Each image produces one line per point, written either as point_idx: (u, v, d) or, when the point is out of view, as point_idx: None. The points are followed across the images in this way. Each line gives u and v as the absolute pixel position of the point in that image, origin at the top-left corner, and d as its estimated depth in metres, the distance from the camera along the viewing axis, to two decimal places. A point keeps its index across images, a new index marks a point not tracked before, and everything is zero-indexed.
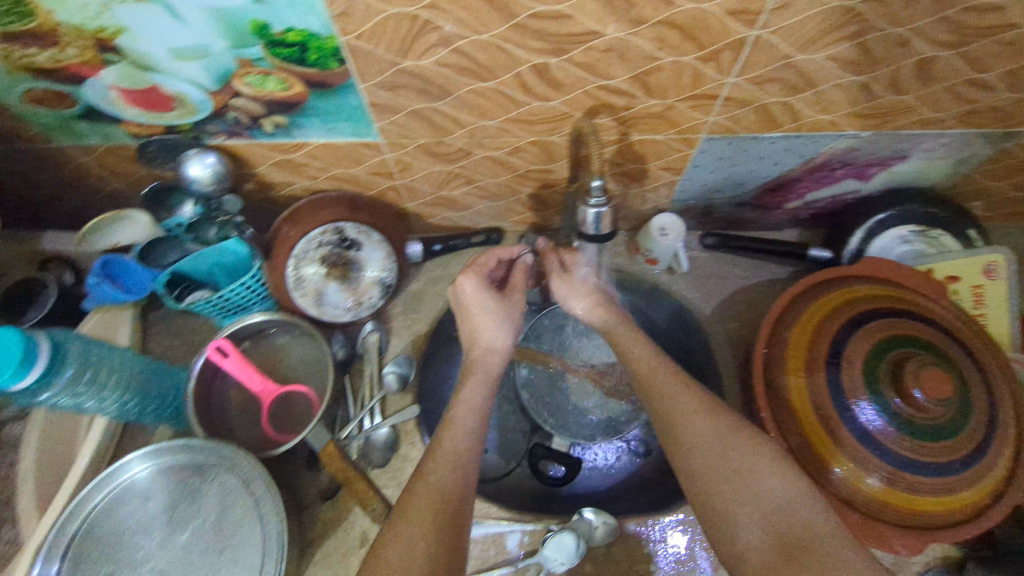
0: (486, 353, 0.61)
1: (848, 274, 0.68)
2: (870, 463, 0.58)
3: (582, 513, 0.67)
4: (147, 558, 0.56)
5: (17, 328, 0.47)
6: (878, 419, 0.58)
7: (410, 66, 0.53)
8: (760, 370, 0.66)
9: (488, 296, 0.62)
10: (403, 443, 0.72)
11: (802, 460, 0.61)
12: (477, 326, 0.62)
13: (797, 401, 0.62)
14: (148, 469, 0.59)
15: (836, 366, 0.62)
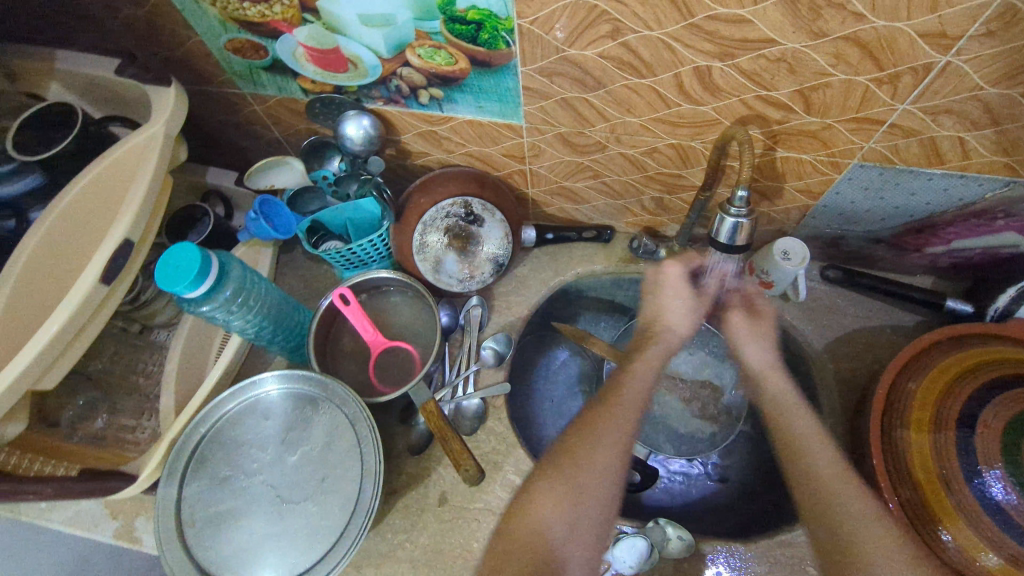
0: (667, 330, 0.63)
1: (991, 333, 0.63)
2: (993, 538, 0.52)
3: (659, 523, 0.67)
4: (260, 470, 0.62)
5: (196, 245, 0.54)
6: (1011, 494, 0.53)
7: (573, 55, 0.55)
8: (879, 417, 0.63)
9: (686, 287, 0.65)
10: (489, 417, 0.74)
11: (911, 516, 0.57)
12: (664, 303, 0.65)
13: (915, 453, 0.58)
14: (273, 390, 0.65)
15: (970, 429, 0.57)
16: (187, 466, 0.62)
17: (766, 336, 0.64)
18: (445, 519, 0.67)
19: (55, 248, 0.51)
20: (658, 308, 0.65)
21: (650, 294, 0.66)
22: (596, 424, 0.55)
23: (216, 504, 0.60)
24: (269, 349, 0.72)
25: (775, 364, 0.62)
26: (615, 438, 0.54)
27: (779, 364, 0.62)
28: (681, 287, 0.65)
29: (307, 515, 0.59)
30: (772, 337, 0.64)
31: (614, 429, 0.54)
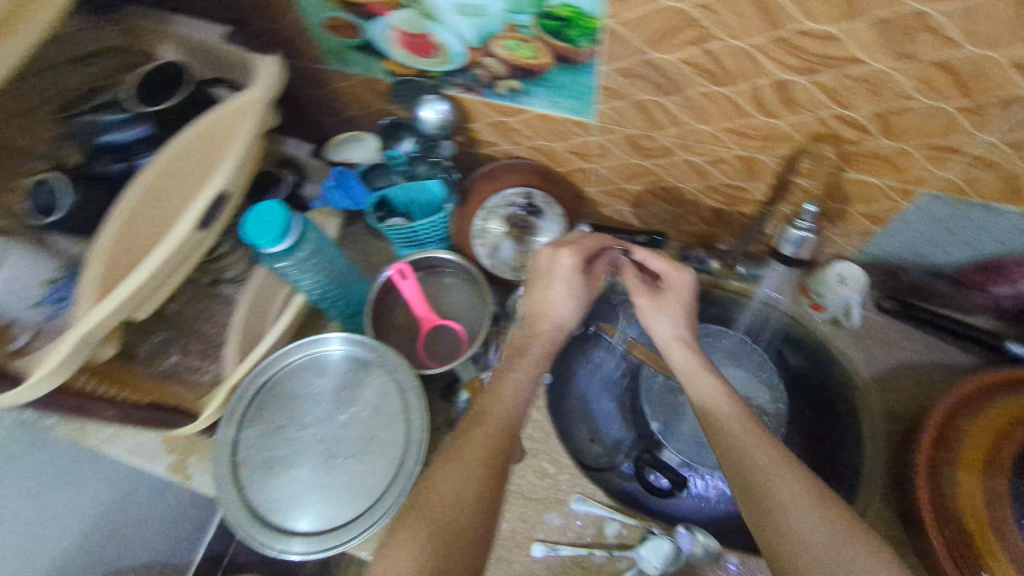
0: (555, 324, 0.66)
1: None
2: None
3: (689, 529, 0.67)
4: (312, 424, 0.66)
5: (284, 206, 0.58)
6: None
7: (654, 58, 0.56)
8: (927, 451, 0.61)
9: (578, 276, 0.67)
10: (528, 403, 0.77)
11: (957, 557, 0.55)
12: (552, 295, 0.66)
13: (964, 497, 0.57)
14: (331, 351, 0.70)
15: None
16: (247, 411, 0.67)
17: (671, 304, 0.67)
18: None
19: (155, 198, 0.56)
20: (545, 298, 0.67)
21: (539, 287, 0.67)
22: (463, 457, 0.53)
23: (272, 449, 0.65)
24: (327, 308, 0.76)
25: (683, 336, 0.65)
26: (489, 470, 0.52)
27: (684, 337, 0.65)
28: (574, 278, 0.66)
29: (350, 472, 0.63)
30: (678, 310, 0.67)
31: (481, 454, 0.53)
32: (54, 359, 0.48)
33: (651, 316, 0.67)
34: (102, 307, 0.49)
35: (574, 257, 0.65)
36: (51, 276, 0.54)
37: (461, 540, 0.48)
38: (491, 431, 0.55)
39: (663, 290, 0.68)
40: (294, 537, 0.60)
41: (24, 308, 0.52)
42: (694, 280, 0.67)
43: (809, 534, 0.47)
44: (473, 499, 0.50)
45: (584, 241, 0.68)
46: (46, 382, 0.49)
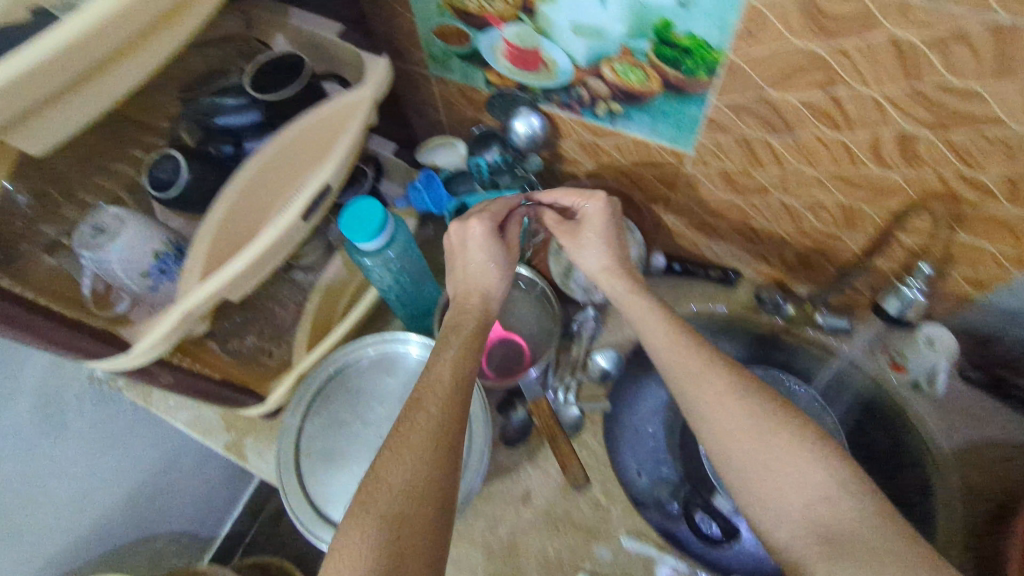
0: (483, 296, 0.64)
1: None
2: None
3: None
4: (374, 422, 0.67)
5: (382, 207, 0.60)
6: None
7: (773, 96, 0.55)
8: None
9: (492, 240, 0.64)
10: (584, 429, 0.76)
11: None
12: (470, 267, 0.64)
13: None
14: (400, 352, 0.71)
15: None
16: (313, 400, 0.68)
17: (592, 238, 0.67)
18: (528, 516, 0.70)
19: (260, 181, 0.57)
20: (472, 268, 0.64)
21: (461, 260, 0.66)
22: (408, 443, 0.50)
23: (333, 441, 0.66)
24: (395, 306, 0.76)
25: (609, 266, 0.67)
26: (444, 452, 0.50)
27: (608, 265, 0.67)
28: (491, 245, 0.64)
29: None
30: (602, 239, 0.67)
31: (428, 437, 0.51)
32: (156, 333, 0.50)
33: (576, 255, 0.69)
34: (205, 287, 0.51)
35: (479, 224, 0.63)
36: (160, 248, 0.57)
37: (416, 522, 0.47)
38: (435, 409, 0.53)
39: (580, 224, 0.68)
40: None
41: (131, 277, 0.56)
42: (606, 206, 0.67)
43: (749, 459, 0.54)
44: (426, 478, 0.49)
45: (491, 208, 0.66)
46: (143, 355, 0.51)
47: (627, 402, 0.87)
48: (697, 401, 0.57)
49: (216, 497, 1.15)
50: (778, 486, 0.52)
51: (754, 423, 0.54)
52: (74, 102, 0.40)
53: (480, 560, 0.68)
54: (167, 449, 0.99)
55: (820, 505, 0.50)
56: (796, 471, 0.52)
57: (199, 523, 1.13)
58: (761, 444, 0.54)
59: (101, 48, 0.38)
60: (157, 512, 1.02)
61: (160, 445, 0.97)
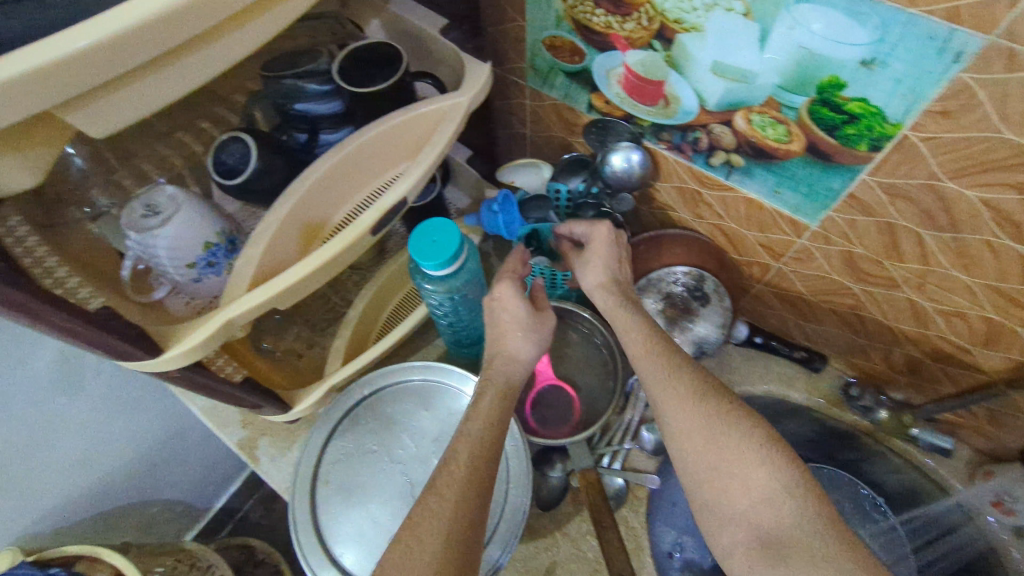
0: (508, 362, 0.55)
1: None
2: None
3: None
4: (402, 460, 0.60)
5: (459, 230, 0.54)
6: None
7: (945, 187, 0.48)
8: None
9: (521, 306, 0.57)
10: (627, 504, 0.67)
11: None
12: (504, 330, 0.57)
13: None
14: (443, 386, 0.63)
15: None
16: (341, 421, 0.62)
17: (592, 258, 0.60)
18: None
19: (331, 181, 0.51)
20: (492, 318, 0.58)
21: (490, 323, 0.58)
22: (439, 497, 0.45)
23: (352, 470, 0.59)
24: (442, 330, 0.70)
25: (606, 281, 0.59)
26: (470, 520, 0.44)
27: (611, 280, 0.59)
28: (517, 306, 0.57)
29: None
30: (602, 256, 0.60)
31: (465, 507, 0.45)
32: (198, 338, 0.45)
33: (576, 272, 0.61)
34: (260, 296, 0.46)
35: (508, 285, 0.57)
36: (212, 238, 0.52)
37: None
38: (474, 464, 0.47)
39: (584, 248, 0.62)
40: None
41: (176, 268, 0.51)
42: (611, 231, 0.61)
43: (702, 460, 0.47)
44: (450, 549, 0.43)
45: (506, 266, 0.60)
46: (176, 359, 0.46)
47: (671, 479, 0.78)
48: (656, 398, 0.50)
49: (216, 473, 1.10)
50: (724, 487, 0.45)
51: (705, 421, 0.47)
52: (146, 81, 0.34)
53: None
54: (176, 420, 0.94)
55: (763, 506, 0.44)
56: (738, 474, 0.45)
57: (195, 496, 1.08)
58: (712, 446, 0.46)
59: (195, 27, 0.32)
60: (155, 480, 0.97)
61: (169, 414, 0.92)
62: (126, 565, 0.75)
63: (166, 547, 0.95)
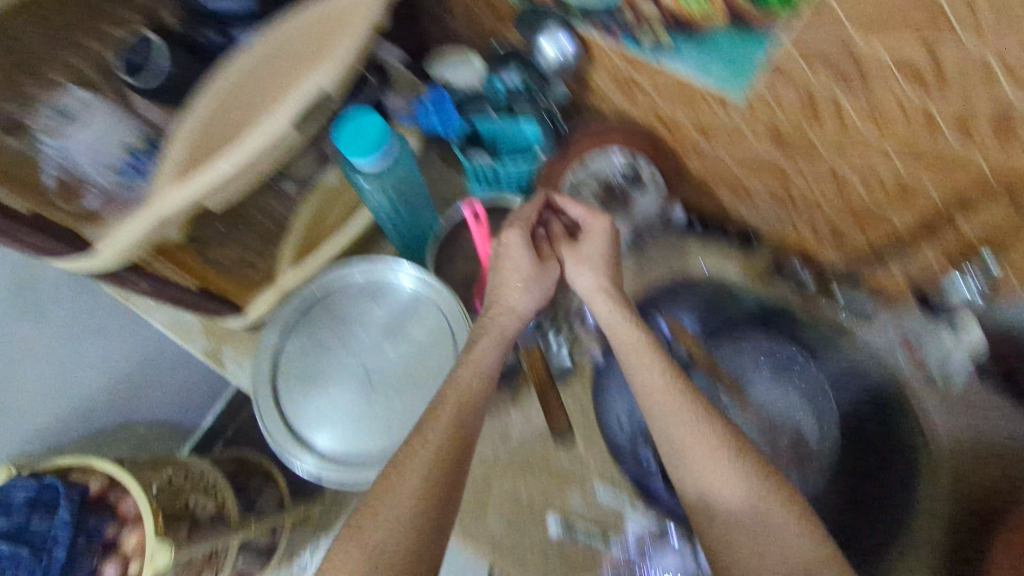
0: (505, 312, 0.59)
1: None
2: None
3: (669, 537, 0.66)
4: (357, 347, 0.64)
5: (384, 120, 0.56)
6: None
7: (856, 44, 0.48)
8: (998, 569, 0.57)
9: (528, 257, 0.60)
10: (572, 379, 0.73)
11: None
12: (506, 280, 0.60)
13: None
14: (391, 280, 0.66)
15: None
16: (297, 319, 0.65)
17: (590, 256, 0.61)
18: (503, 456, 0.70)
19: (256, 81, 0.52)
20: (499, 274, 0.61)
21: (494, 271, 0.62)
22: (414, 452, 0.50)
23: (313, 361, 0.64)
24: (388, 233, 0.72)
25: (605, 287, 0.60)
26: (436, 445, 0.50)
27: (607, 287, 0.60)
28: (519, 255, 0.60)
29: (388, 405, 0.62)
30: (599, 257, 0.61)
31: (447, 424, 0.52)
32: (123, 241, 0.46)
33: (570, 264, 0.62)
34: (180, 195, 0.46)
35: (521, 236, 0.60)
36: (131, 142, 0.54)
37: (435, 491, 0.48)
38: None
39: (581, 239, 0.62)
40: (310, 452, 0.60)
41: (101, 172, 0.52)
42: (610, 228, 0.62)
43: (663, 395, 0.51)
44: (427, 484, 0.49)
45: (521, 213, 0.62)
46: (107, 258, 0.47)
47: None
48: (682, 439, 0.51)
49: (199, 393, 1.16)
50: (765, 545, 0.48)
51: (741, 485, 0.49)
52: None
53: None
54: (149, 343, 0.97)
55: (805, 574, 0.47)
56: (779, 546, 0.48)
57: (182, 414, 1.15)
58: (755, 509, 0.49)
59: None
60: (140, 401, 1.02)
61: (144, 335, 0.95)
62: (118, 471, 0.80)
63: (159, 459, 1.02)
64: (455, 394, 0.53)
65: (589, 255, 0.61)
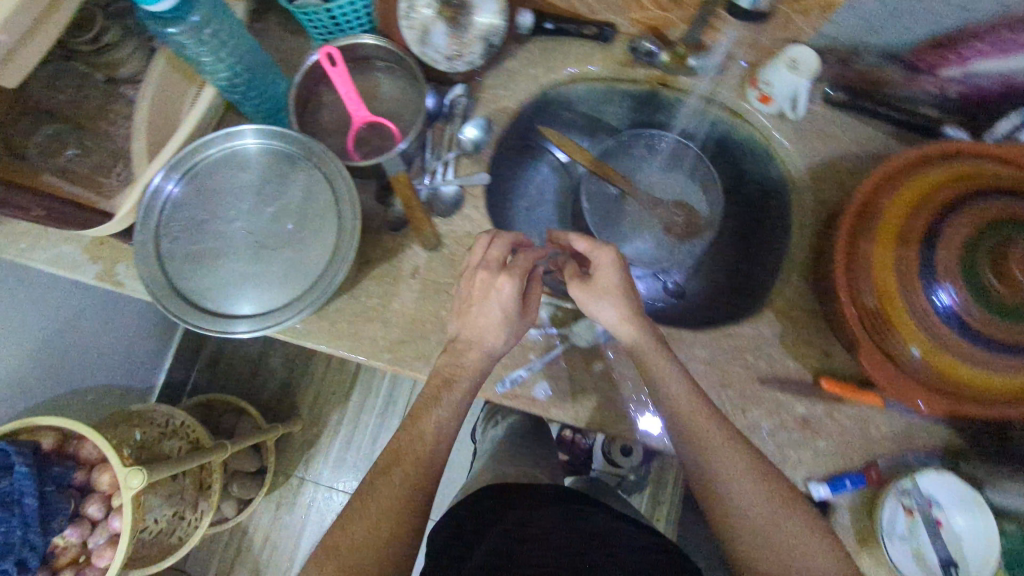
0: (479, 357, 0.64)
1: (966, 151, 0.62)
2: (941, 336, 0.58)
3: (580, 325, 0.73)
4: (240, 217, 0.62)
5: None
6: (952, 307, 0.57)
7: None
8: (844, 250, 0.64)
9: (515, 301, 0.63)
10: (466, 204, 0.75)
11: (866, 321, 0.62)
12: (481, 324, 0.63)
13: (879, 269, 0.61)
14: (249, 144, 0.63)
15: (929, 248, 0.58)
16: (163, 208, 0.62)
17: (608, 292, 0.64)
18: (420, 292, 0.72)
19: None
20: (478, 300, 0.64)
21: (470, 306, 0.64)
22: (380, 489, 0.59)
23: (195, 243, 0.61)
24: (241, 105, 0.69)
25: (627, 314, 0.64)
26: (395, 477, 0.59)
27: (629, 314, 0.64)
28: (509, 302, 0.63)
29: (286, 262, 0.62)
30: (616, 291, 0.64)
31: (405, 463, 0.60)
32: None
33: (589, 305, 0.65)
34: None
35: (516, 285, 0.62)
36: None
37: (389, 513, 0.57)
38: None
39: (594, 273, 0.65)
40: (224, 323, 0.60)
41: None
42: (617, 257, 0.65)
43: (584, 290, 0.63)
44: (382, 496, 0.58)
45: (518, 262, 0.63)
46: None
47: (518, 177, 0.94)
48: (711, 464, 0.59)
49: (139, 353, 1.15)
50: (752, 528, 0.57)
51: (768, 502, 0.57)
52: None
53: (377, 329, 0.71)
54: (67, 308, 0.96)
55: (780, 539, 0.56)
56: (801, 557, 0.55)
57: (130, 377, 1.14)
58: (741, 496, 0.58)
59: None
60: (77, 366, 1.01)
61: (49, 299, 0.93)
62: (66, 423, 0.82)
63: (118, 416, 1.03)
64: (411, 438, 0.62)
65: (609, 289, 0.64)
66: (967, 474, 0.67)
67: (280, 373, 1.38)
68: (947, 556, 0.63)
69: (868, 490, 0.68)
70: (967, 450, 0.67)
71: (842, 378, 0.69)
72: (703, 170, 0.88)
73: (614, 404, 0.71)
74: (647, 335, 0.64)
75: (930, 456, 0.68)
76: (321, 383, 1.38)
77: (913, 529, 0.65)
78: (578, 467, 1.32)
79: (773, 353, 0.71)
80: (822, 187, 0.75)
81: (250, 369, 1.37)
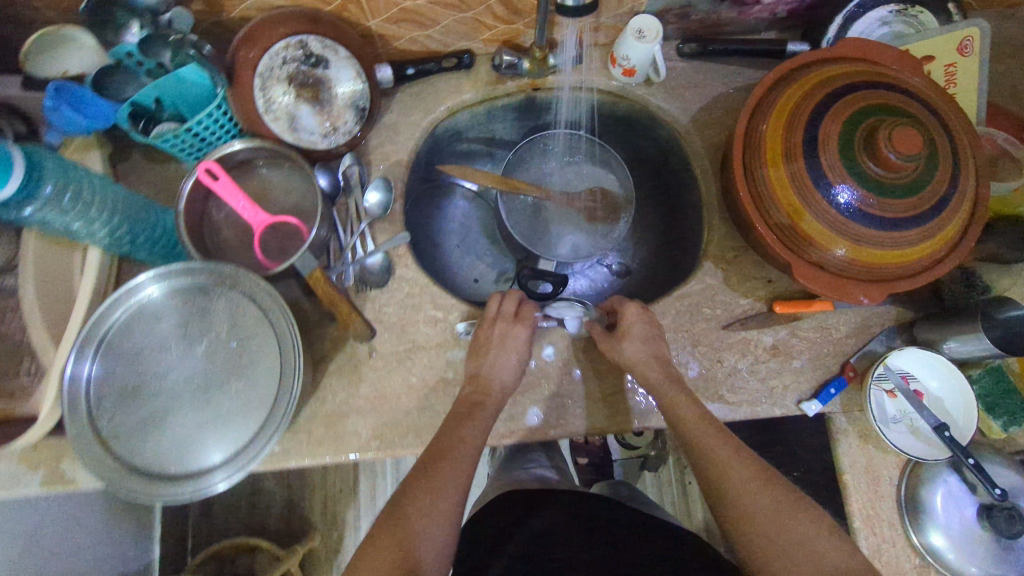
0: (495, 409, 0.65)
1: (810, 62, 0.69)
2: (858, 233, 0.62)
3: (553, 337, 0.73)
4: (170, 369, 0.59)
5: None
6: (853, 199, 0.62)
7: None
8: (746, 186, 0.68)
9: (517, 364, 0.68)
10: (396, 267, 0.74)
11: (787, 237, 0.66)
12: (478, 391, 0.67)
13: (781, 190, 0.65)
14: (152, 293, 0.60)
15: (816, 161, 0.63)
16: (87, 391, 0.57)
17: (630, 335, 0.69)
18: (385, 368, 0.71)
19: None
20: (491, 368, 0.67)
21: (476, 381, 0.67)
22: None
23: (137, 412, 0.58)
24: (134, 255, 0.65)
25: (648, 356, 0.67)
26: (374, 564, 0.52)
27: (660, 355, 0.68)
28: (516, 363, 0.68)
29: (239, 394, 0.59)
30: (647, 339, 0.69)
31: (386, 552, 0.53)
32: None
33: (613, 350, 0.69)
34: None
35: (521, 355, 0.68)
36: None
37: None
38: None
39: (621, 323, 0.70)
40: (201, 483, 0.57)
41: None
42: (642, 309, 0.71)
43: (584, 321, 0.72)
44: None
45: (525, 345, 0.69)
46: None
47: (437, 218, 0.94)
48: (716, 464, 0.60)
49: (120, 534, 1.04)
50: (774, 512, 0.57)
51: (769, 505, 0.57)
52: None
53: (354, 421, 0.69)
54: (22, 529, 0.82)
55: (796, 512, 0.57)
56: (809, 549, 0.55)
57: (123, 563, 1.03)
58: (746, 487, 0.58)
59: None
60: None
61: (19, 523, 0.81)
62: None
63: None
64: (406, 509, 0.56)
65: (641, 343, 0.68)
66: (925, 341, 0.72)
67: (278, 492, 1.31)
68: (937, 421, 0.66)
69: (854, 390, 0.72)
70: (917, 317, 0.73)
71: (790, 297, 0.74)
72: (602, 151, 0.91)
73: (605, 400, 0.72)
74: (660, 359, 0.68)
75: (887, 332, 0.73)
76: (325, 487, 1.31)
77: (901, 408, 0.69)
78: (601, 465, 1.32)
79: (726, 298, 0.74)
80: (709, 134, 0.80)
81: (245, 500, 1.29)
